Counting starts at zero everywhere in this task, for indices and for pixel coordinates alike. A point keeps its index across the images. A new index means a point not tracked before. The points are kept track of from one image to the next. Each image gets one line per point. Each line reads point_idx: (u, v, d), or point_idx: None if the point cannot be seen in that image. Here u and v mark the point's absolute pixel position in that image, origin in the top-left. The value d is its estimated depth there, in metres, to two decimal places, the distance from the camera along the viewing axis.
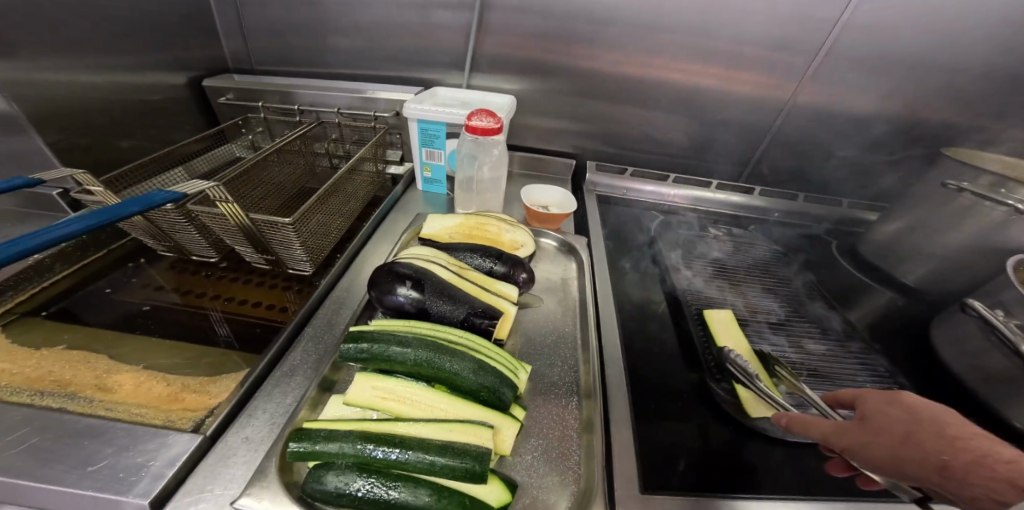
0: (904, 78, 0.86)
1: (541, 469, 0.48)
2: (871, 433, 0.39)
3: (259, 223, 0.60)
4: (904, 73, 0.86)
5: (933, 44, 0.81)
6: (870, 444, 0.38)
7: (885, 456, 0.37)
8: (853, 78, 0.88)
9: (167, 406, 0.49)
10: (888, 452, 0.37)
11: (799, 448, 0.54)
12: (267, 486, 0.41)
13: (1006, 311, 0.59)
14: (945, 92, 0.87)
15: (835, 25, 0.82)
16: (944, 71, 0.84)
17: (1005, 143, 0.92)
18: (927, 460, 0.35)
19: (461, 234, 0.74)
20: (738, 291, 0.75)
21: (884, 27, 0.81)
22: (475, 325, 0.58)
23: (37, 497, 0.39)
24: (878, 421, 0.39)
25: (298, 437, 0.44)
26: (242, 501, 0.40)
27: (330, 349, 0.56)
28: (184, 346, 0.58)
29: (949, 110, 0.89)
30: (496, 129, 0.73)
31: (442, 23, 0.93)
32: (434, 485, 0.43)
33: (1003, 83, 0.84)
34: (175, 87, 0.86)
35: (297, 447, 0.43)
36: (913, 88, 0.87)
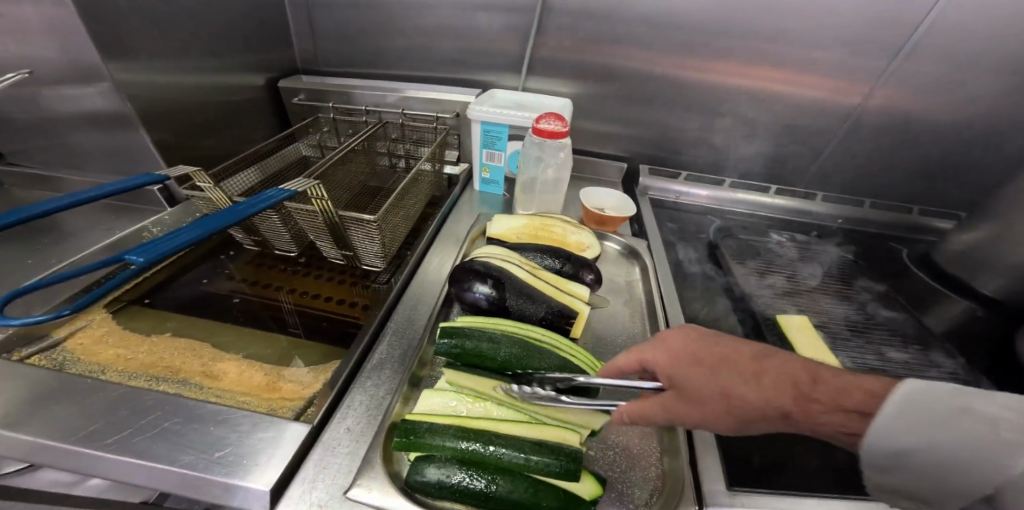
0: (987, 83, 0.83)
1: (628, 468, 0.49)
2: (698, 384, 0.40)
3: (346, 220, 0.62)
4: (988, 78, 0.82)
5: (1021, 48, 0.78)
6: (695, 411, 0.40)
7: (706, 416, 0.40)
8: (930, 82, 0.85)
9: (268, 394, 0.51)
10: (713, 396, 0.39)
11: None
12: (374, 477, 0.43)
13: None
14: None
15: (916, 27, 0.79)
16: None
17: None
18: (729, 405, 0.39)
19: (528, 235, 0.75)
20: (811, 298, 0.73)
21: (969, 30, 0.78)
22: (553, 323, 0.59)
23: (170, 479, 0.41)
24: (693, 390, 0.40)
25: (402, 431, 0.45)
26: (354, 491, 0.42)
27: (414, 345, 0.58)
28: (275, 337, 0.61)
29: None
30: (563, 132, 0.73)
31: (506, 25, 0.94)
32: (531, 479, 0.44)
33: None
34: (254, 88, 0.90)
35: (400, 439, 0.45)
36: (994, 91, 0.84)
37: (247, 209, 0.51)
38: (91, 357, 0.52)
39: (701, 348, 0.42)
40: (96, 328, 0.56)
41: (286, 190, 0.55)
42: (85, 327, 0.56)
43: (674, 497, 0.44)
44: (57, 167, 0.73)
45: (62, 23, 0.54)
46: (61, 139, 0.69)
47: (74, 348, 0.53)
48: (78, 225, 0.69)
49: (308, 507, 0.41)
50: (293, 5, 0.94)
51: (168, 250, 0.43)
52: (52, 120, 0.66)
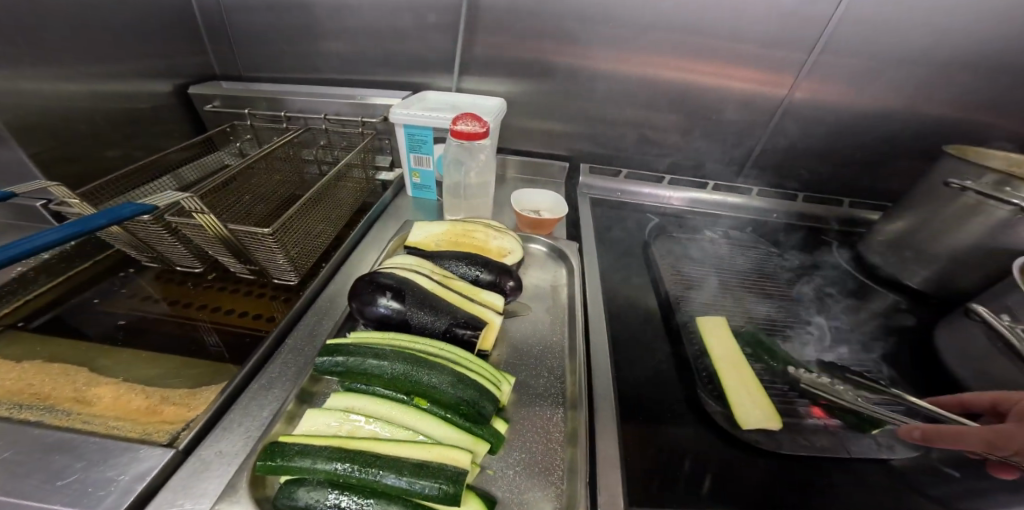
0: (904, 74, 0.83)
1: (520, 480, 0.47)
2: None
3: (238, 233, 0.59)
4: (903, 69, 0.83)
5: (931, 38, 0.79)
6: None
7: None
8: (851, 73, 0.85)
9: (144, 418, 0.48)
10: None
11: (794, 459, 0.51)
12: (237, 501, 0.40)
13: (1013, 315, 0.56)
14: (947, 86, 0.84)
15: (830, 19, 0.79)
16: (945, 65, 0.81)
17: (1011, 139, 0.89)
18: None
19: (447, 242, 0.73)
20: (733, 296, 0.72)
21: (881, 21, 0.78)
22: (458, 337, 0.57)
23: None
24: None
25: (270, 453, 0.42)
26: None
27: (310, 361, 0.55)
28: (166, 358, 0.57)
29: (950, 105, 0.86)
30: (482, 133, 0.71)
31: (428, 25, 0.92)
32: (407, 501, 0.41)
33: (1007, 76, 0.81)
34: (162, 95, 0.86)
35: (268, 462, 0.42)
36: (912, 82, 0.84)
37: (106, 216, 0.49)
38: None
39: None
40: None
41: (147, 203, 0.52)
42: None
43: None
44: None
45: None
46: None
47: None
48: None
49: None
50: (207, 7, 0.90)
51: (11, 256, 0.40)
52: None
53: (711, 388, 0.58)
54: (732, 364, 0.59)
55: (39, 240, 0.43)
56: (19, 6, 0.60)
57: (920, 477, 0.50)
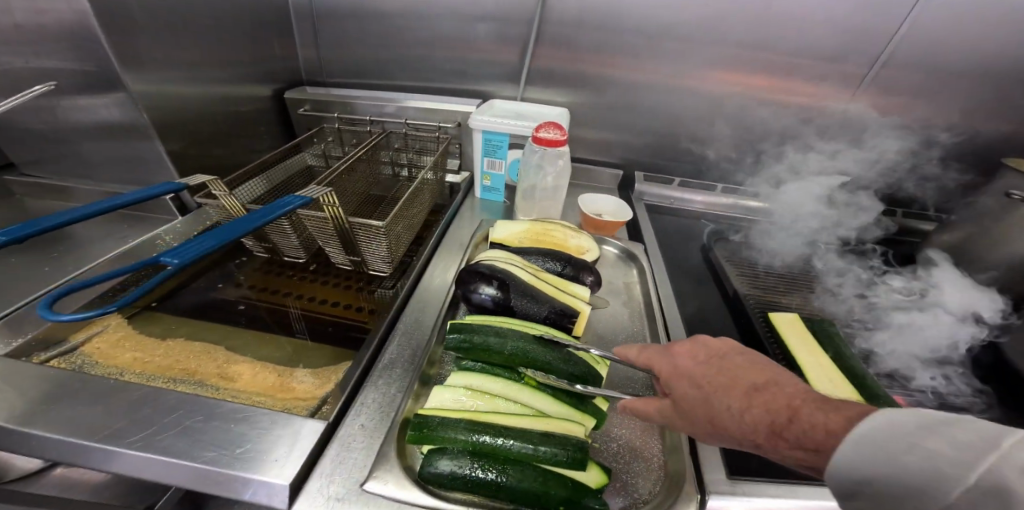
0: (957, 89, 0.89)
1: (629, 457, 0.51)
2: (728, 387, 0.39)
3: (355, 225, 0.65)
4: (957, 85, 0.88)
5: (987, 55, 0.84)
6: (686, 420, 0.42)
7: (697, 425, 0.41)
8: (906, 89, 0.90)
9: (282, 394, 0.53)
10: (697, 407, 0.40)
11: None
12: (389, 470, 0.45)
13: None
14: (999, 101, 0.89)
15: (891, 37, 0.85)
16: (999, 81, 0.86)
17: None
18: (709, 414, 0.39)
19: (529, 239, 0.78)
20: (802, 296, 0.76)
21: (939, 39, 0.84)
22: (556, 322, 0.62)
23: (190, 474, 0.43)
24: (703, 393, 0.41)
25: (414, 425, 0.47)
26: (369, 483, 0.43)
27: (422, 345, 0.60)
28: (286, 342, 0.62)
29: (1001, 118, 0.91)
30: (562, 140, 0.76)
31: (502, 37, 0.98)
32: (538, 468, 0.45)
33: None
34: (262, 99, 0.93)
35: (413, 433, 0.46)
36: (962, 98, 0.90)
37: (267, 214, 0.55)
38: (109, 360, 0.53)
39: (686, 373, 0.43)
40: (113, 332, 0.58)
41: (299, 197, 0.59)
42: (102, 332, 0.57)
43: (676, 487, 0.47)
44: (70, 177, 0.75)
45: (81, 35, 0.56)
46: (75, 150, 0.71)
47: (91, 352, 0.54)
48: (92, 235, 0.71)
49: (326, 500, 0.42)
50: (301, 18, 0.97)
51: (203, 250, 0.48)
52: (66, 129, 0.68)
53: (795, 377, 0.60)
54: (810, 354, 0.62)
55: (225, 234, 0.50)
56: (167, 16, 0.67)
57: None
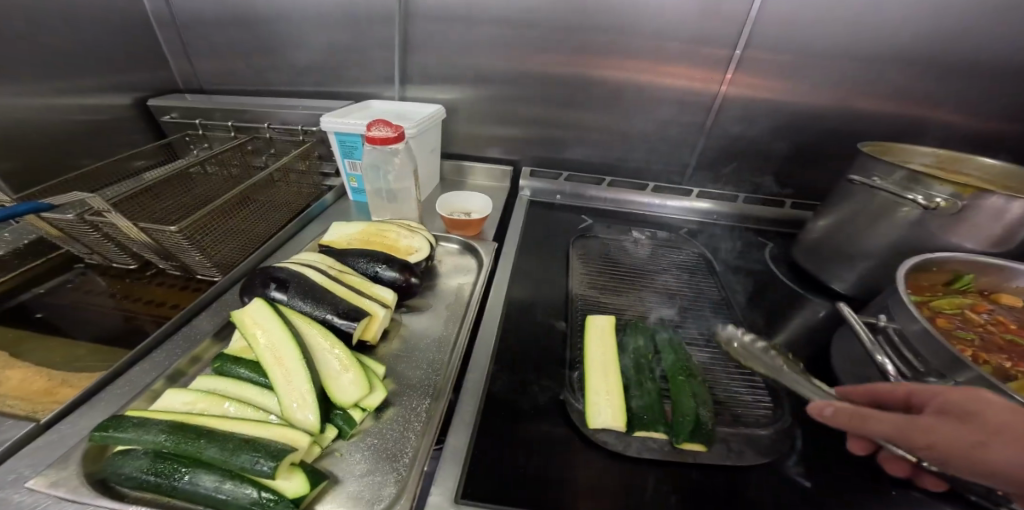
0: (832, 72, 0.83)
1: (365, 466, 0.48)
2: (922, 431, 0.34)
3: (149, 230, 0.64)
4: (829, 67, 0.83)
5: (853, 33, 0.78)
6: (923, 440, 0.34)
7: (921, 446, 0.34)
8: (775, 73, 0.85)
9: (40, 398, 0.53)
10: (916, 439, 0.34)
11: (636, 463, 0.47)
12: (64, 472, 0.42)
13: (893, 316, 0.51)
14: (878, 85, 0.83)
15: (743, 23, 0.81)
16: (872, 64, 0.81)
17: (955, 134, 0.86)
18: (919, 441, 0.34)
19: (359, 240, 0.76)
20: (639, 298, 0.69)
21: (796, 20, 0.79)
22: (335, 328, 0.58)
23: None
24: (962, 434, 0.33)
25: (104, 425, 0.44)
26: (35, 482, 0.41)
27: (194, 345, 0.58)
28: (84, 348, 0.64)
29: (886, 101, 0.84)
30: (392, 138, 0.75)
31: (369, 39, 0.97)
32: (228, 473, 0.42)
33: (937, 71, 0.80)
34: (121, 108, 0.95)
35: (98, 433, 0.43)
36: (841, 79, 0.83)
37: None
38: None
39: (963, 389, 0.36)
40: None
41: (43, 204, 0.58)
42: None
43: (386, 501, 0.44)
44: None
45: None
46: None
47: None
48: None
49: None
50: (167, 28, 0.99)
51: None
52: None
53: (577, 388, 0.55)
54: (603, 366, 0.56)
55: None
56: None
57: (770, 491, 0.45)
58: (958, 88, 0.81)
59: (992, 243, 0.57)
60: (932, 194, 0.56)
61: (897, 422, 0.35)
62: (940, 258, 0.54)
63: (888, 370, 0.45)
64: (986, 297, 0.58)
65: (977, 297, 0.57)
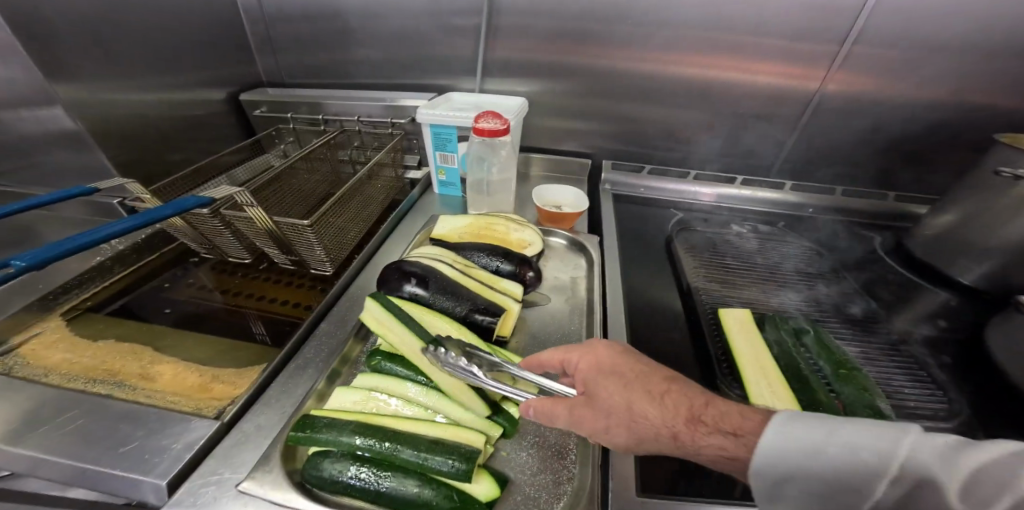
0: (943, 67, 0.81)
1: (535, 464, 0.49)
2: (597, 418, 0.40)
3: (281, 225, 0.65)
4: (942, 61, 0.80)
5: (975, 26, 0.75)
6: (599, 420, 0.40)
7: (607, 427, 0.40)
8: (882, 67, 0.83)
9: (198, 395, 0.53)
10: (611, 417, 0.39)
11: None
12: (268, 472, 0.43)
13: None
14: (995, 81, 0.80)
15: (857, 13, 0.78)
16: (991, 57, 0.78)
17: None
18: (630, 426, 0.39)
19: (470, 234, 0.76)
20: (764, 291, 0.69)
21: (914, 13, 0.76)
22: (478, 322, 0.59)
23: (79, 473, 0.44)
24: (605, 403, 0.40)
25: (299, 425, 0.46)
26: (244, 485, 0.42)
27: (339, 343, 0.60)
28: (219, 341, 0.63)
29: (1002, 94, 0.81)
30: (502, 130, 0.74)
31: (456, 30, 0.96)
32: (423, 476, 0.43)
33: None
34: (215, 103, 0.96)
35: (296, 433, 0.45)
36: (953, 73, 0.81)
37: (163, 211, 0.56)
38: (40, 362, 0.56)
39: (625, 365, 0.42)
40: (50, 334, 0.60)
41: (203, 198, 0.60)
42: (40, 336, 0.59)
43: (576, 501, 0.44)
44: (32, 184, 0.79)
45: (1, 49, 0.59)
46: (29, 161, 0.75)
47: (25, 355, 0.56)
48: None
49: (201, 500, 0.41)
50: (253, 22, 0.99)
51: (85, 244, 0.48)
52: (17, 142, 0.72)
53: (732, 381, 0.55)
54: (753, 359, 0.55)
55: (110, 230, 0.51)
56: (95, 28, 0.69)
57: None
58: None
59: None
60: None
61: (661, 435, 0.37)
62: None
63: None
64: None
65: None
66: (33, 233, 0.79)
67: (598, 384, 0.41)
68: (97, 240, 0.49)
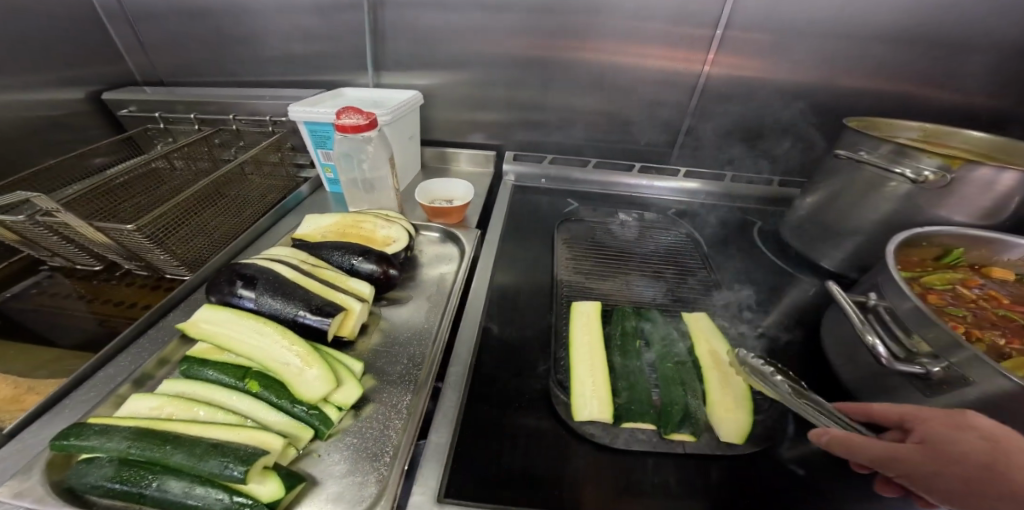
0: (816, 50, 0.80)
1: (344, 467, 0.46)
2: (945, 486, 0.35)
3: (106, 229, 0.61)
4: (813, 43, 0.79)
5: (839, 7, 0.75)
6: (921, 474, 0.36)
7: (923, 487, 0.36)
8: (758, 52, 0.82)
9: (5, 406, 0.52)
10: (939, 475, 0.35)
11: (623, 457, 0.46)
12: (31, 481, 0.41)
13: (878, 294, 0.49)
14: (867, 62, 0.80)
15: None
16: (859, 39, 0.78)
17: (951, 109, 0.83)
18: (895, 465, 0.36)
19: (335, 232, 0.73)
20: (625, 281, 0.68)
21: None
22: (306, 324, 0.56)
23: None
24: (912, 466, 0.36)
25: (67, 433, 0.42)
26: None
27: (161, 346, 0.56)
28: (48, 350, 0.62)
29: (876, 79, 0.82)
30: (364, 126, 0.71)
31: (337, 25, 0.92)
32: (197, 479, 0.41)
33: (928, 46, 0.77)
34: (74, 102, 0.90)
35: (61, 442, 0.42)
36: (826, 56, 0.80)
37: None
38: None
39: (833, 442, 0.39)
40: None
41: None
42: None
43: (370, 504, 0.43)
44: None
45: None
46: None
47: None
48: None
49: None
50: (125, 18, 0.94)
51: None
52: None
53: (561, 377, 0.53)
54: (586, 353, 0.55)
55: None
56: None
57: (759, 480, 0.43)
58: (951, 61, 0.78)
59: (984, 216, 0.55)
60: (920, 166, 0.54)
61: None
62: (931, 232, 0.52)
63: (881, 353, 0.42)
64: (977, 271, 0.56)
65: (967, 271, 0.55)
66: None
67: (941, 430, 0.36)
68: None
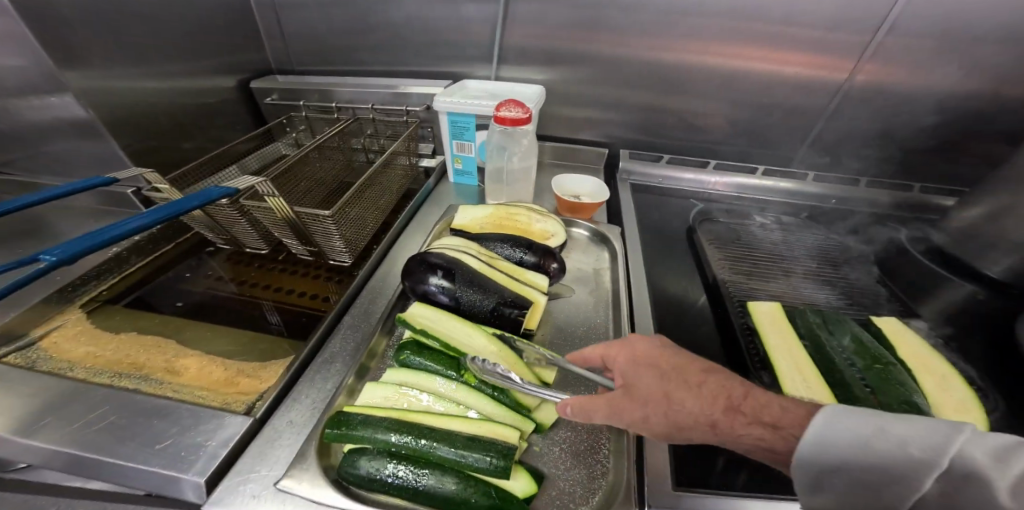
0: (976, 57, 0.79)
1: (569, 459, 0.48)
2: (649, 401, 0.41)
3: (302, 215, 0.64)
4: (973, 50, 0.78)
5: (1014, 15, 0.73)
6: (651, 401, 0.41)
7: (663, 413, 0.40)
8: (912, 58, 0.81)
9: (224, 389, 0.52)
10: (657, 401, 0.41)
11: None
12: (305, 469, 0.44)
13: None
14: None
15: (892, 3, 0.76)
16: None
17: None
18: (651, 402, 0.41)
19: (491, 224, 0.75)
20: (790, 283, 0.69)
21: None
22: (505, 314, 0.58)
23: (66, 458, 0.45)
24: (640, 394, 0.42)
25: (333, 422, 0.46)
26: (283, 482, 0.42)
27: (365, 337, 0.59)
28: (238, 332, 0.62)
29: None
30: (525, 119, 0.72)
31: (471, 17, 0.93)
32: (461, 473, 0.43)
33: None
34: (225, 90, 0.95)
35: (331, 430, 0.45)
36: (984, 64, 0.79)
37: (188, 202, 0.54)
38: (64, 355, 0.55)
39: (666, 356, 0.43)
40: (71, 327, 0.60)
41: (228, 187, 0.58)
42: (62, 326, 0.59)
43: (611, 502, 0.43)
44: (45, 174, 0.79)
45: (13, 38, 0.58)
46: (43, 150, 0.75)
47: (48, 347, 0.56)
48: (73, 231, 0.77)
49: (243, 497, 0.42)
50: (264, 7, 0.97)
51: (121, 235, 0.46)
52: (32, 131, 0.72)
53: (763, 373, 0.54)
54: (784, 353, 0.55)
55: (141, 221, 0.49)
56: (101, 15, 0.67)
57: None
58: None
59: None
60: None
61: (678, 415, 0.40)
62: None
63: None
64: None
65: None
66: (45, 224, 0.78)
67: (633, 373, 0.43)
68: (130, 232, 0.47)
